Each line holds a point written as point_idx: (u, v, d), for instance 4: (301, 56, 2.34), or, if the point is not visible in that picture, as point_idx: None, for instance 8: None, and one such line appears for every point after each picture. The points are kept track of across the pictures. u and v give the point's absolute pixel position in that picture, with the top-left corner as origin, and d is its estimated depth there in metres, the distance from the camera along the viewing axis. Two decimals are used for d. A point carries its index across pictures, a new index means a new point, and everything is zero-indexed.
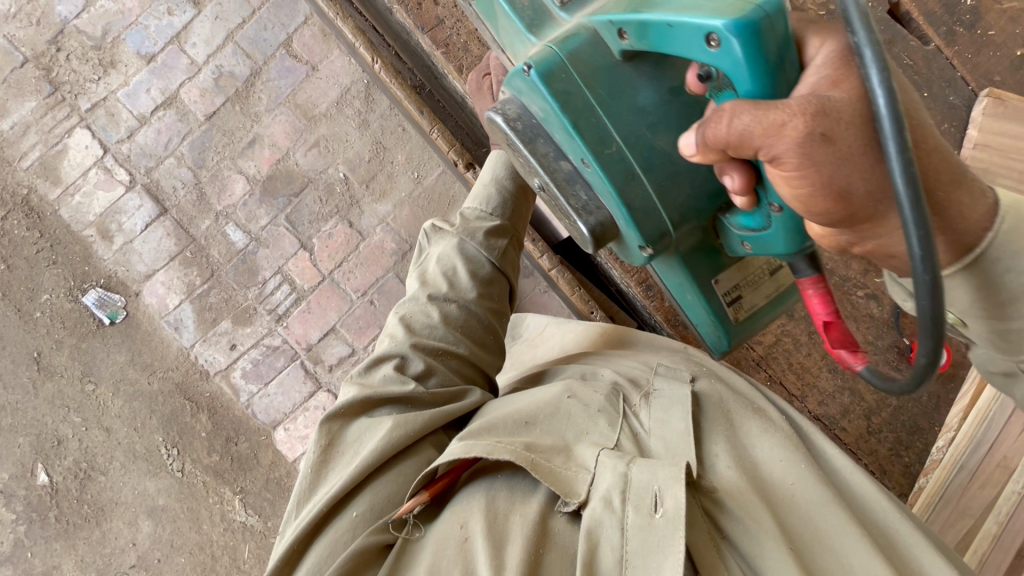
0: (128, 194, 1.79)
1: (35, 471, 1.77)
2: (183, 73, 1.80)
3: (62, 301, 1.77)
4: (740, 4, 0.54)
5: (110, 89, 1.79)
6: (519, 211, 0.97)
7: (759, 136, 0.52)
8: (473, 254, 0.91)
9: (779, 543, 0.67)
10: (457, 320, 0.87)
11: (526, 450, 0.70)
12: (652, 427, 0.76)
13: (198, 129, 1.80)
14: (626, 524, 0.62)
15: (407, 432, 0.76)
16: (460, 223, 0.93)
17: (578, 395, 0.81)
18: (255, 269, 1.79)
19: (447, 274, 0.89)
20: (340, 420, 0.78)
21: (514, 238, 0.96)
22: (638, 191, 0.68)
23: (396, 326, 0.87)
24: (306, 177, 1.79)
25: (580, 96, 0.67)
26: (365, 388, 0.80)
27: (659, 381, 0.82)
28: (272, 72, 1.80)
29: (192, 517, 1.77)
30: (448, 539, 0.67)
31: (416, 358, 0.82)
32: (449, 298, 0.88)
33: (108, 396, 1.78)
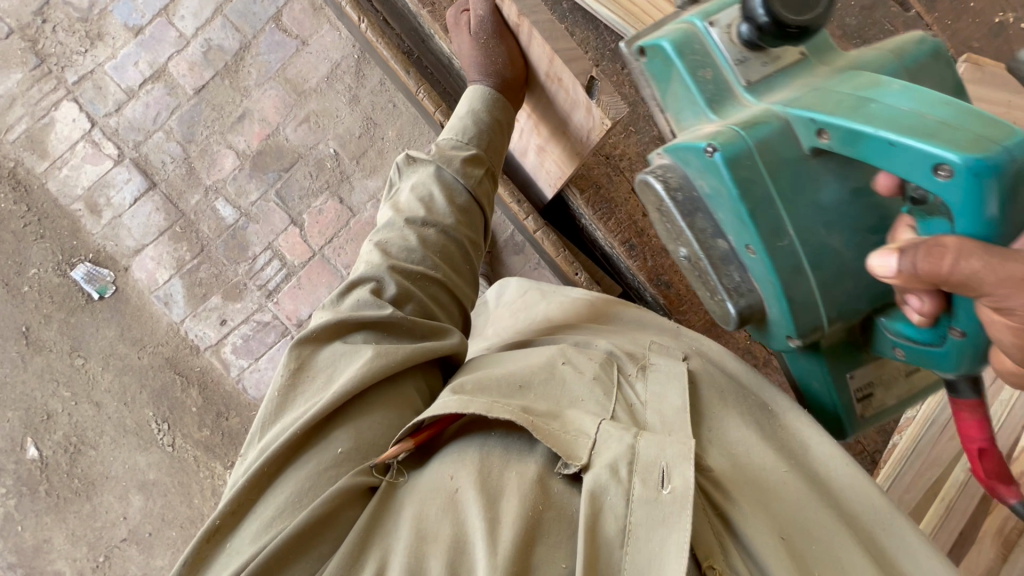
0: (117, 168, 1.78)
1: (25, 445, 1.77)
2: (171, 46, 1.79)
3: (50, 276, 1.77)
4: (980, 140, 0.53)
5: (97, 61, 1.78)
6: (496, 147, 0.98)
7: (990, 282, 0.52)
8: (450, 180, 0.92)
9: (770, 533, 0.69)
10: (434, 244, 0.88)
11: (524, 412, 0.70)
12: (647, 400, 0.78)
13: (187, 103, 1.79)
14: (631, 495, 0.63)
15: (386, 362, 0.76)
16: (437, 152, 0.94)
17: (570, 361, 0.83)
18: (245, 245, 1.79)
19: (423, 200, 0.90)
20: (312, 344, 0.78)
21: (490, 171, 0.97)
22: (800, 284, 0.67)
23: (373, 251, 0.87)
24: (296, 152, 1.79)
25: (762, 184, 0.64)
26: (338, 313, 0.81)
27: (653, 357, 0.85)
28: (262, 46, 1.79)
29: (183, 491, 1.78)
30: (436, 492, 0.66)
31: (392, 280, 0.83)
32: (427, 222, 0.89)
33: (97, 371, 1.78)
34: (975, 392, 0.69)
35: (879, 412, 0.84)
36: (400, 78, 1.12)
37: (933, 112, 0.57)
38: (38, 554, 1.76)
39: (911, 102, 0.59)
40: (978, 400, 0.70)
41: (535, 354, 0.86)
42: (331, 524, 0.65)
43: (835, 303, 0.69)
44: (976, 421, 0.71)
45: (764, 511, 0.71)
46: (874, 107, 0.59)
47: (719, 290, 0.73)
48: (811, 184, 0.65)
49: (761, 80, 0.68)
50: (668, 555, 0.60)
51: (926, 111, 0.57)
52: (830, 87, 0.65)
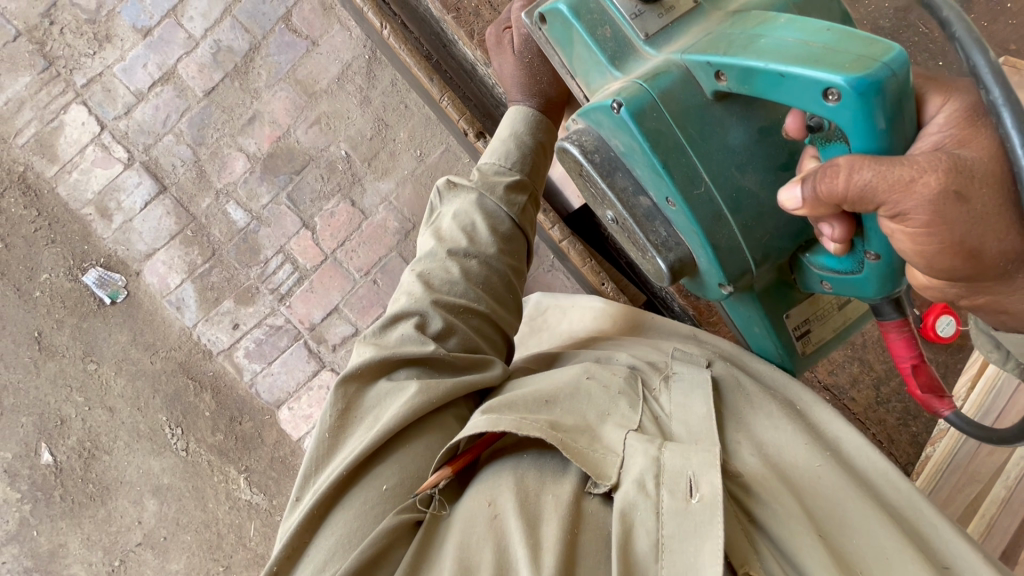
0: (126, 172, 1.76)
1: (39, 450, 1.77)
2: (180, 48, 1.76)
3: (61, 281, 1.76)
4: (863, 61, 0.52)
5: (106, 64, 1.76)
6: (537, 170, 0.96)
7: (883, 190, 0.53)
8: (494, 209, 0.90)
9: (810, 532, 0.66)
10: (477, 275, 0.87)
11: (553, 429, 0.68)
12: (673, 411, 0.75)
13: (197, 106, 1.77)
14: (661, 508, 0.61)
15: (429, 398, 0.75)
16: (478, 177, 0.92)
17: (597, 376, 0.79)
18: (257, 248, 1.77)
19: (466, 229, 0.88)
20: (357, 383, 0.78)
21: (532, 195, 0.95)
22: (723, 231, 0.68)
23: (414, 282, 0.85)
24: (307, 154, 1.77)
25: (670, 134, 0.65)
26: (382, 349, 0.79)
27: (676, 365, 0.81)
28: (272, 47, 1.77)
29: (198, 495, 1.78)
30: (474, 517, 0.66)
31: (436, 315, 0.81)
32: (469, 253, 0.87)
33: (110, 376, 1.78)
34: (896, 311, 0.71)
35: (819, 347, 0.85)
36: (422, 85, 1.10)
37: (817, 38, 0.57)
38: (53, 559, 1.76)
39: (797, 33, 0.58)
40: (902, 320, 0.71)
41: (554, 375, 0.81)
42: (382, 564, 0.66)
43: (759, 245, 0.70)
44: (903, 341, 0.72)
45: (798, 506, 0.68)
46: (763, 42, 0.60)
47: (647, 247, 0.73)
48: (720, 129, 0.66)
49: (659, 32, 0.69)
50: (702, 565, 0.57)
51: (810, 38, 0.57)
52: (724, 29, 0.65)
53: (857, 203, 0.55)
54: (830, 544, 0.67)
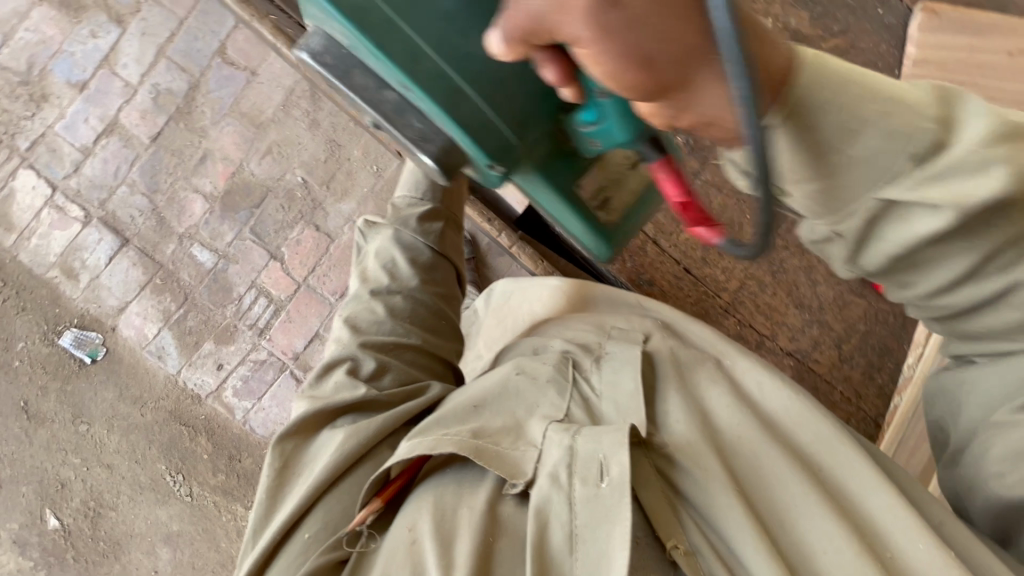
0: (86, 229, 1.75)
1: (45, 516, 1.78)
2: (119, 97, 1.74)
3: (39, 347, 1.75)
4: None
5: (47, 124, 1.74)
6: (450, 198, 1.04)
7: (550, 13, 0.47)
8: (410, 243, 0.98)
9: (726, 489, 0.69)
10: (403, 310, 0.94)
11: (474, 438, 0.71)
12: (603, 390, 0.77)
13: (145, 153, 1.75)
14: (573, 498, 0.64)
15: (360, 439, 0.79)
16: (393, 215, 1.01)
17: (527, 370, 0.81)
18: (229, 286, 1.77)
19: (387, 267, 0.96)
20: (294, 439, 0.82)
21: (449, 221, 1.03)
22: (465, 103, 0.62)
23: (343, 327, 0.93)
24: (263, 186, 1.76)
25: (377, 10, 0.60)
26: (316, 400, 0.84)
27: (609, 346, 0.84)
28: (212, 83, 1.74)
29: (209, 537, 1.79)
30: (395, 546, 0.67)
31: (366, 357, 0.87)
32: (393, 290, 0.96)
33: (103, 434, 1.78)
34: (654, 148, 0.64)
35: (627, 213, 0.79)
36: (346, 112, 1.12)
37: None
38: None
39: None
40: (664, 157, 0.64)
41: (492, 373, 0.84)
42: None
43: (510, 115, 0.64)
44: (669, 177, 0.64)
45: (721, 469, 0.71)
46: None
47: (407, 145, 0.68)
48: None
49: None
50: (613, 551, 0.60)
51: None
52: None
53: (541, 37, 0.49)
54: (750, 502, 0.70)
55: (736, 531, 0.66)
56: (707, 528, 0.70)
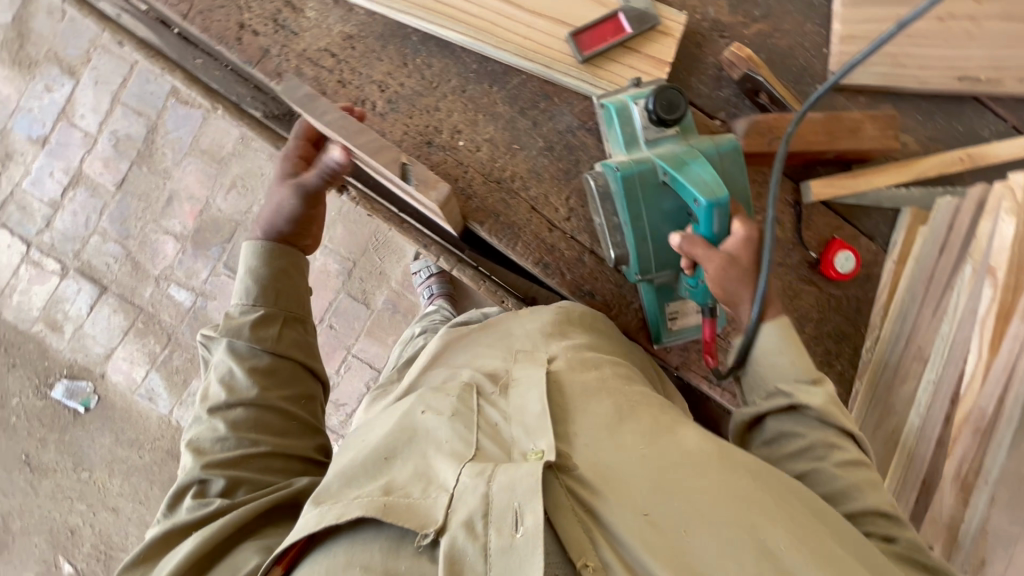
0: (64, 281, 1.77)
1: (59, 564, 1.83)
2: (81, 148, 1.75)
3: (33, 401, 1.79)
4: None
5: (15, 182, 1.76)
6: (287, 292, 0.92)
7: None
8: (246, 348, 0.87)
9: (643, 511, 0.58)
10: (246, 422, 0.83)
11: (382, 495, 0.62)
12: (510, 415, 0.69)
13: (113, 200, 1.76)
14: (489, 549, 0.55)
15: (204, 541, 0.73)
16: (225, 325, 0.88)
17: (432, 406, 0.72)
18: (209, 323, 1.79)
19: (224, 380, 0.85)
20: (143, 568, 0.77)
21: (289, 319, 0.91)
22: None
23: (187, 453, 0.83)
24: (232, 221, 1.77)
25: None
26: (167, 524, 0.79)
27: (517, 370, 0.76)
28: (169, 124, 1.75)
29: None
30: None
31: (212, 476, 0.80)
32: (231, 403, 0.84)
33: (105, 479, 1.82)
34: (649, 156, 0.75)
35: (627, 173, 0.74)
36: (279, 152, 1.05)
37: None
38: None
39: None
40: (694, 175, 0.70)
41: (391, 417, 0.74)
42: None
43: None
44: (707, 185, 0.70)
45: (636, 486, 0.60)
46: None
47: None
48: None
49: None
50: None
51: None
52: None
53: None
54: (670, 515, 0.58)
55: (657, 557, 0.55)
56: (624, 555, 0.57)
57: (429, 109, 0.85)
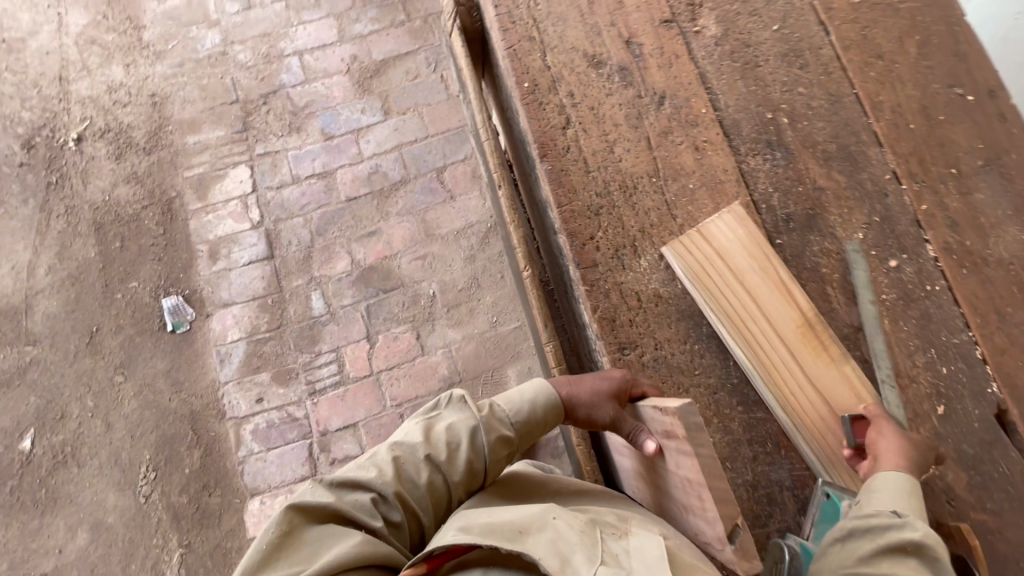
0: (250, 231, 1.95)
1: (24, 434, 1.77)
2: (348, 158, 2.03)
3: (144, 294, 1.88)
4: None
5: (285, 146, 2.04)
6: (531, 433, 0.94)
7: None
8: (480, 449, 0.88)
9: None
10: (436, 496, 0.87)
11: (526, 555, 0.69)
12: (632, 549, 0.71)
13: (335, 205, 1.99)
14: None
15: (376, 548, 0.77)
16: (486, 412, 0.91)
17: (561, 514, 0.75)
18: (317, 339, 1.87)
19: (451, 448, 0.87)
20: (303, 516, 0.78)
21: (512, 452, 0.93)
22: None
23: (386, 463, 0.85)
24: (401, 280, 1.93)
25: None
26: (340, 502, 0.81)
27: (635, 527, 0.78)
28: (417, 187, 2.02)
29: (128, 551, 1.70)
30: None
31: (397, 509, 0.83)
32: (440, 470, 0.87)
33: (128, 394, 1.81)
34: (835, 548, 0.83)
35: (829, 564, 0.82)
36: (534, 323, 1.05)
37: None
38: None
39: None
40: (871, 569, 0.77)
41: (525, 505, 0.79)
42: None
43: None
44: None
45: None
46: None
47: None
48: None
49: None
50: None
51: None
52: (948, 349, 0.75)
53: None
54: None
55: None
56: None
57: (683, 388, 0.93)
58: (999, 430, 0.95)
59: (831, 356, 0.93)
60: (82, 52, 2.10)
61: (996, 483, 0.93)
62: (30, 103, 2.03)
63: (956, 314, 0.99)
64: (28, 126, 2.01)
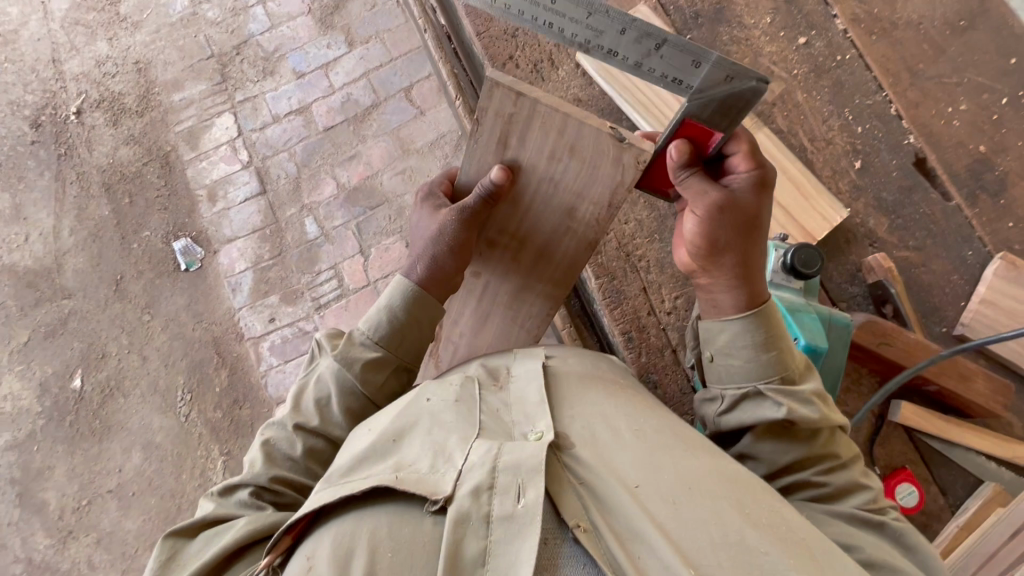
0: (242, 171, 2.10)
1: (73, 375, 1.98)
2: (321, 92, 2.15)
3: (156, 241, 2.06)
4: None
5: (262, 90, 2.17)
6: (404, 343, 0.96)
7: None
8: (352, 387, 0.92)
9: (645, 506, 0.63)
10: (322, 454, 0.90)
11: (395, 468, 0.67)
12: (512, 403, 0.77)
13: (315, 136, 2.11)
14: (490, 514, 0.61)
15: (253, 528, 0.78)
16: (343, 345, 0.94)
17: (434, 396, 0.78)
18: (316, 260, 2.01)
19: (319, 402, 0.91)
20: (181, 537, 0.80)
21: (396, 367, 0.96)
22: None
23: (257, 454, 0.88)
24: (385, 196, 2.04)
25: None
26: (220, 507, 0.84)
27: (517, 371, 0.83)
28: (389, 108, 2.12)
29: (177, 463, 1.90)
30: (290, 574, 0.62)
31: (279, 485, 0.85)
32: (318, 430, 0.90)
33: (156, 330, 2.00)
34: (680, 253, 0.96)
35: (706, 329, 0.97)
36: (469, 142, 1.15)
37: None
38: (38, 477, 1.92)
39: None
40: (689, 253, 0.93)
41: (399, 404, 0.80)
42: None
43: None
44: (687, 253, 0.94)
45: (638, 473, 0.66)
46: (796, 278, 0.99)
47: None
48: None
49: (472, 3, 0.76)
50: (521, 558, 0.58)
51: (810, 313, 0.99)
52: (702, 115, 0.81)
53: None
54: (676, 513, 0.62)
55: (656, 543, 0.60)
56: (618, 526, 0.63)
57: None
58: (917, 176, 1.12)
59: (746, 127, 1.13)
60: (69, 34, 2.26)
61: (915, 223, 1.11)
62: (32, 87, 2.21)
63: (869, 79, 1.14)
64: (33, 108, 2.19)
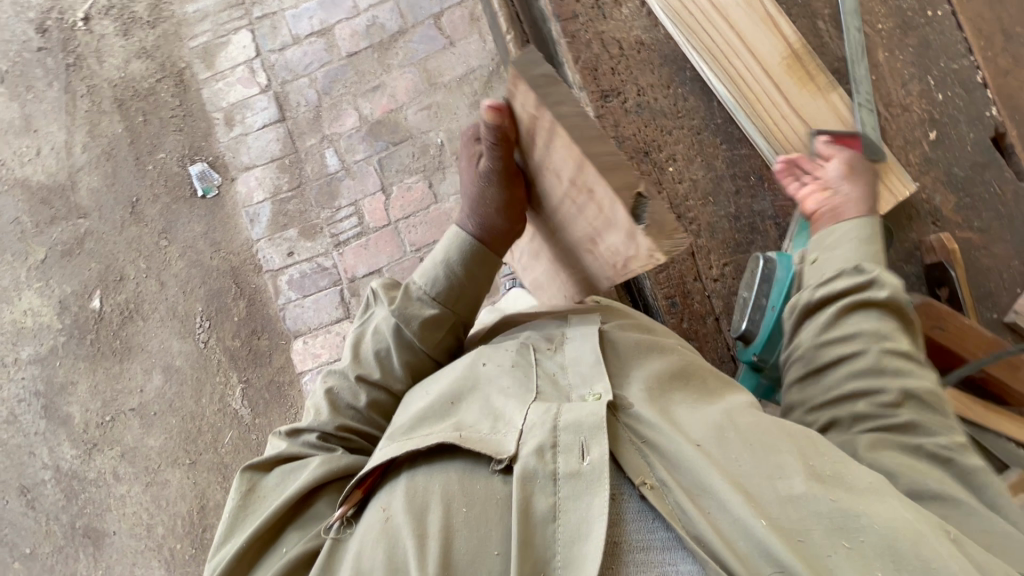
0: (260, 95, 2.00)
1: (92, 295, 1.99)
2: (344, 13, 2.01)
3: (172, 164, 2.00)
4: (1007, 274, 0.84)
5: (282, 8, 2.04)
6: (462, 297, 0.95)
7: None
8: (411, 341, 0.91)
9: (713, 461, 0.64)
10: (384, 406, 0.90)
11: (456, 430, 0.69)
12: (566, 363, 0.76)
13: (337, 62, 2.00)
14: (558, 474, 0.62)
15: (328, 468, 0.80)
16: (401, 301, 0.93)
17: (490, 360, 0.79)
18: (336, 195, 1.96)
19: (379, 354, 0.91)
20: (261, 470, 0.83)
21: (452, 324, 0.94)
22: None
23: (322, 399, 0.90)
24: (408, 132, 1.95)
25: None
26: (290, 445, 0.86)
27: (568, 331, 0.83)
28: (416, 36, 1.98)
29: (196, 388, 1.94)
30: (371, 525, 0.66)
31: (343, 432, 0.86)
32: (378, 383, 0.90)
33: (174, 255, 1.98)
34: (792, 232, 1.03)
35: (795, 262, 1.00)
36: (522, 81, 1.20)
37: None
38: (61, 392, 1.97)
39: None
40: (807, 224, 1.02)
41: (451, 369, 0.81)
42: None
43: None
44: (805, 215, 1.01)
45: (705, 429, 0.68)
46: None
47: None
48: None
49: None
50: (594, 519, 0.59)
51: None
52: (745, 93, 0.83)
53: None
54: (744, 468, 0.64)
55: (728, 500, 0.61)
56: (686, 483, 0.64)
57: (666, 130, 1.19)
58: (994, 153, 1.16)
59: (818, 86, 1.11)
60: None
61: (985, 201, 1.15)
62: None
63: (958, 40, 1.19)
64: (39, 11, 2.06)
